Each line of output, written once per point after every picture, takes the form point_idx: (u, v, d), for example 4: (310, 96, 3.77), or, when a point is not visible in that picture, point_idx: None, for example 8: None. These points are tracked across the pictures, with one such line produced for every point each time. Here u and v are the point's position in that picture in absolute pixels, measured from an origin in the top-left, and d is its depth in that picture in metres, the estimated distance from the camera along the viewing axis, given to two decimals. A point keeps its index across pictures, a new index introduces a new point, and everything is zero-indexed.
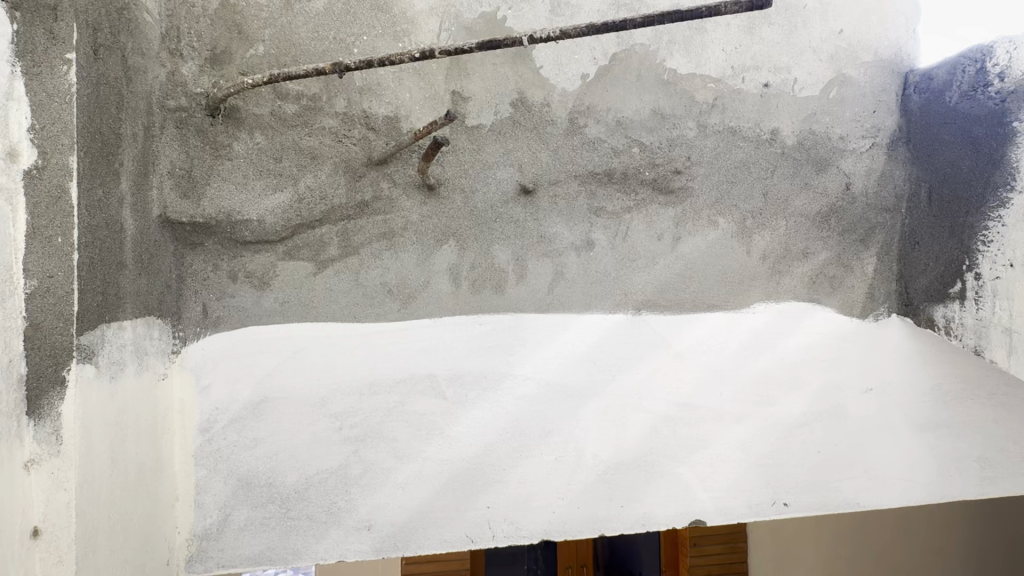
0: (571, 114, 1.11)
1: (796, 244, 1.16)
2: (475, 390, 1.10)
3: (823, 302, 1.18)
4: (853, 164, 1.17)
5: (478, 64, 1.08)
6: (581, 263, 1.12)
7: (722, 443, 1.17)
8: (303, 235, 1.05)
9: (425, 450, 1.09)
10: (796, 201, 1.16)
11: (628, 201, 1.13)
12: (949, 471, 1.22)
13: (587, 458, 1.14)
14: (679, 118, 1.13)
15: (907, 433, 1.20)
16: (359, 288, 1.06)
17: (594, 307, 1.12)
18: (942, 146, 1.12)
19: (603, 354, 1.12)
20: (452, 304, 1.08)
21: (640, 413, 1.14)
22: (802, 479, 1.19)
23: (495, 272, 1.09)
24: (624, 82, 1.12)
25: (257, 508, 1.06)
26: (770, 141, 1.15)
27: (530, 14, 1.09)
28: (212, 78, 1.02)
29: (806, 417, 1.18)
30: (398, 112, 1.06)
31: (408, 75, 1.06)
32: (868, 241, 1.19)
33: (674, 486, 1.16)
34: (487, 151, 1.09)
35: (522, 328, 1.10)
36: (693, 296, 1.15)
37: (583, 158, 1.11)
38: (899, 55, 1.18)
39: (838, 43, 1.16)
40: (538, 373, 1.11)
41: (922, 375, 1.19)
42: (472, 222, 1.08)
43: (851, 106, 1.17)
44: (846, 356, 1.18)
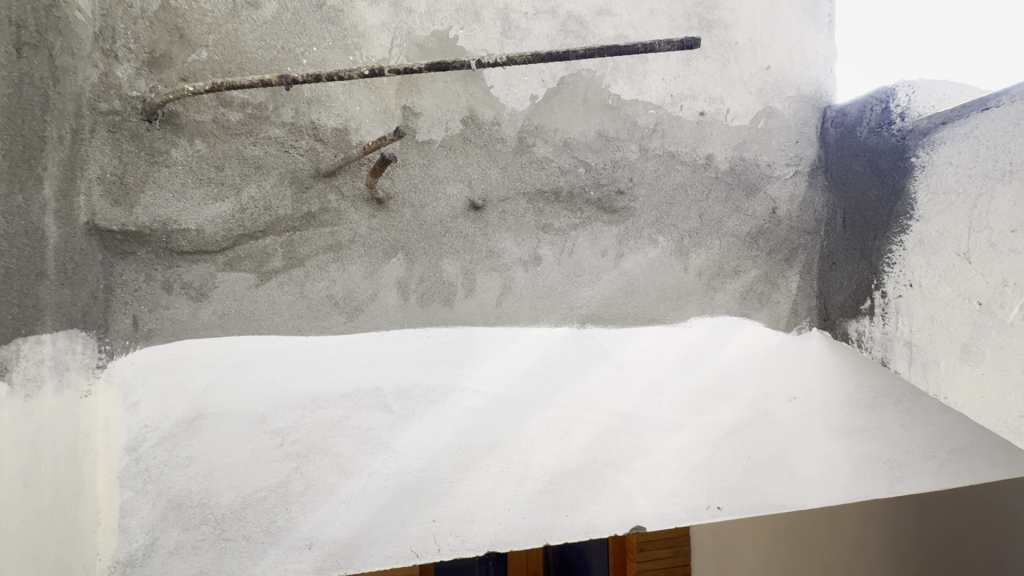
0: (520, 133, 1.14)
1: (728, 262, 1.25)
2: (422, 403, 1.10)
3: (753, 317, 1.26)
4: (779, 189, 1.27)
5: (430, 81, 1.10)
6: (529, 278, 1.15)
7: (661, 451, 1.22)
8: (245, 246, 1.02)
9: (370, 465, 1.08)
10: (728, 222, 1.24)
11: (574, 218, 1.17)
12: (862, 472, 1.33)
13: (533, 469, 1.16)
14: (623, 141, 1.19)
15: (826, 438, 1.30)
16: (303, 301, 1.05)
17: (540, 320, 1.15)
18: (854, 176, 1.23)
19: (549, 367, 1.16)
20: (400, 317, 1.09)
21: (585, 423, 1.18)
22: (733, 483, 1.27)
23: (444, 285, 1.11)
24: (571, 105, 1.17)
25: (188, 531, 1.01)
26: (705, 166, 1.22)
27: (482, 35, 1.13)
28: (150, 82, 0.98)
29: (737, 425, 1.26)
30: (348, 124, 1.06)
31: (359, 88, 1.07)
32: (792, 260, 1.29)
33: (616, 493, 1.21)
34: (437, 167, 1.10)
35: (470, 342, 1.12)
36: (635, 311, 1.20)
37: (531, 176, 1.15)
38: (818, 92, 1.30)
39: (765, 78, 1.26)
40: (485, 386, 1.13)
41: (838, 384, 1.30)
42: (422, 236, 1.09)
43: (776, 136, 1.27)
44: (772, 367, 1.27)
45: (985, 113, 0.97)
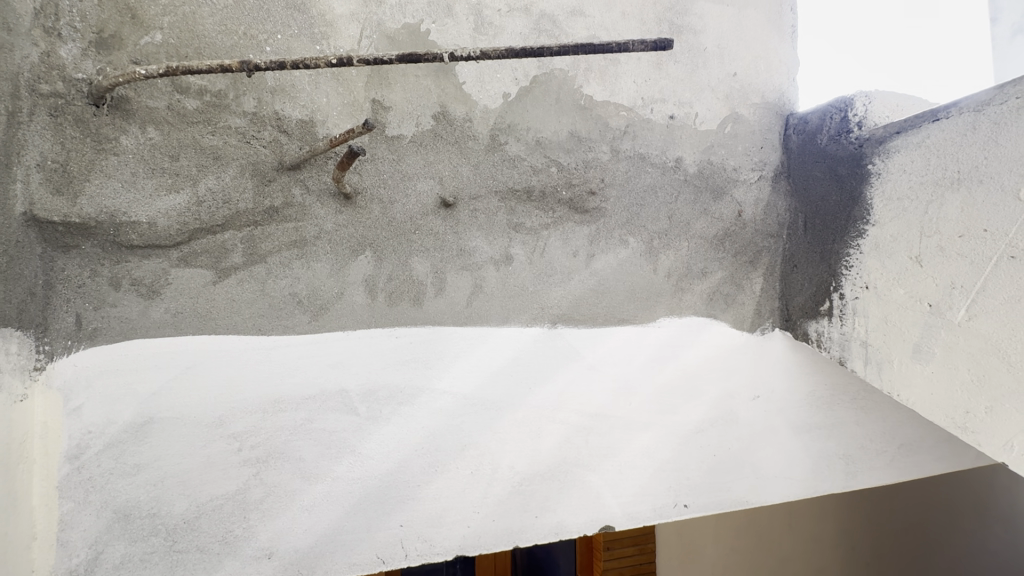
0: (493, 131, 1.13)
1: (696, 264, 1.27)
2: (389, 405, 1.07)
3: (719, 318, 1.29)
4: (744, 193, 1.30)
5: (400, 74, 1.07)
6: (500, 277, 1.14)
7: (630, 451, 1.23)
8: (201, 241, 0.97)
9: (334, 469, 1.04)
10: (696, 224, 1.26)
11: (546, 218, 1.16)
12: (820, 467, 1.38)
13: (503, 471, 1.15)
14: (595, 142, 1.19)
15: (787, 435, 1.34)
16: (264, 299, 1.00)
17: (511, 320, 1.14)
18: (814, 182, 1.27)
19: (519, 367, 1.15)
20: (367, 316, 1.05)
21: (555, 423, 1.17)
22: (699, 481, 1.29)
23: (413, 284, 1.08)
24: (543, 104, 1.16)
25: (136, 543, 0.95)
26: (674, 168, 1.24)
27: (454, 29, 1.11)
28: (98, 65, 0.92)
29: (703, 423, 1.28)
30: (314, 116, 1.03)
31: (326, 79, 1.03)
32: (756, 262, 1.32)
33: (586, 494, 1.21)
34: (407, 162, 1.08)
35: (440, 342, 1.10)
36: (605, 311, 1.20)
37: (503, 174, 1.13)
38: (782, 99, 1.34)
39: (732, 85, 1.29)
40: (455, 387, 1.11)
41: (798, 383, 1.34)
42: (391, 233, 1.06)
43: (742, 141, 1.30)
44: (737, 366, 1.30)
45: (936, 124, 1.01)
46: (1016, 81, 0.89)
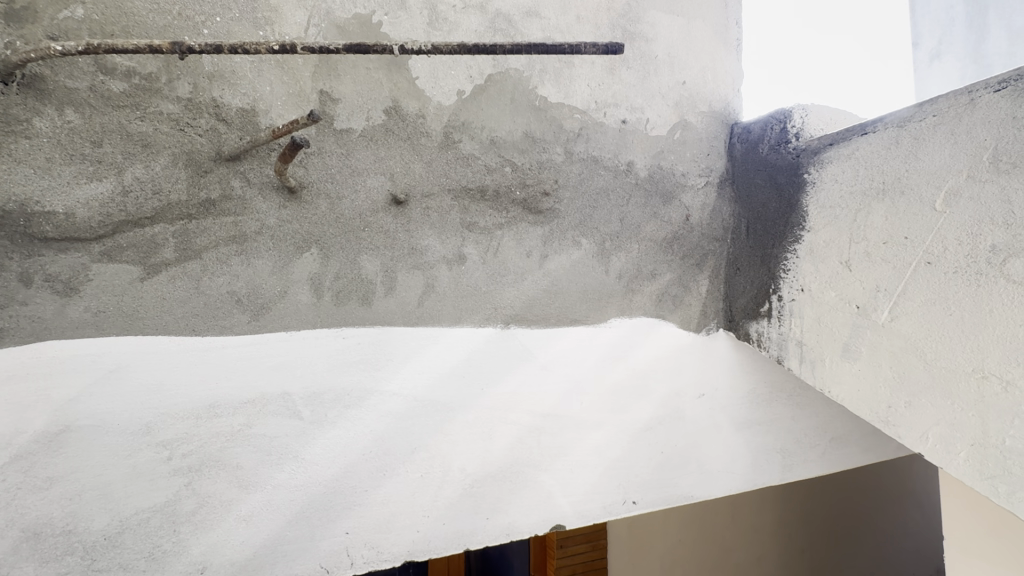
0: (446, 128, 1.11)
1: (646, 266, 1.30)
2: (335, 408, 1.03)
3: (667, 319, 1.33)
4: (692, 198, 1.34)
5: (350, 66, 1.04)
6: (452, 277, 1.12)
7: (581, 450, 1.24)
8: (128, 234, 0.90)
9: (275, 477, 0.99)
10: (647, 227, 1.29)
11: (500, 218, 1.16)
12: (759, 461, 1.44)
13: (453, 473, 1.13)
14: (549, 143, 1.20)
15: (729, 432, 1.40)
16: (198, 298, 0.94)
17: (463, 321, 1.13)
18: (756, 189, 1.33)
19: (472, 368, 1.13)
20: (312, 316, 1.01)
21: (507, 424, 1.17)
22: (647, 478, 1.32)
23: (362, 283, 1.04)
24: (498, 103, 1.15)
25: (48, 564, 0.87)
26: (626, 172, 1.27)
27: (407, 23, 1.08)
28: (7, 38, 0.83)
29: (651, 421, 1.31)
30: (256, 105, 0.97)
31: (270, 66, 0.98)
32: (702, 265, 1.37)
33: (537, 494, 1.21)
34: (357, 157, 1.04)
35: (389, 343, 1.07)
36: (558, 312, 1.21)
37: (457, 173, 1.12)
38: (728, 109, 1.39)
39: (681, 93, 1.33)
40: (405, 388, 1.08)
41: (740, 381, 1.40)
42: (339, 230, 1.02)
43: (690, 147, 1.34)
44: (683, 365, 1.34)
45: (864, 138, 1.08)
46: (932, 101, 0.95)
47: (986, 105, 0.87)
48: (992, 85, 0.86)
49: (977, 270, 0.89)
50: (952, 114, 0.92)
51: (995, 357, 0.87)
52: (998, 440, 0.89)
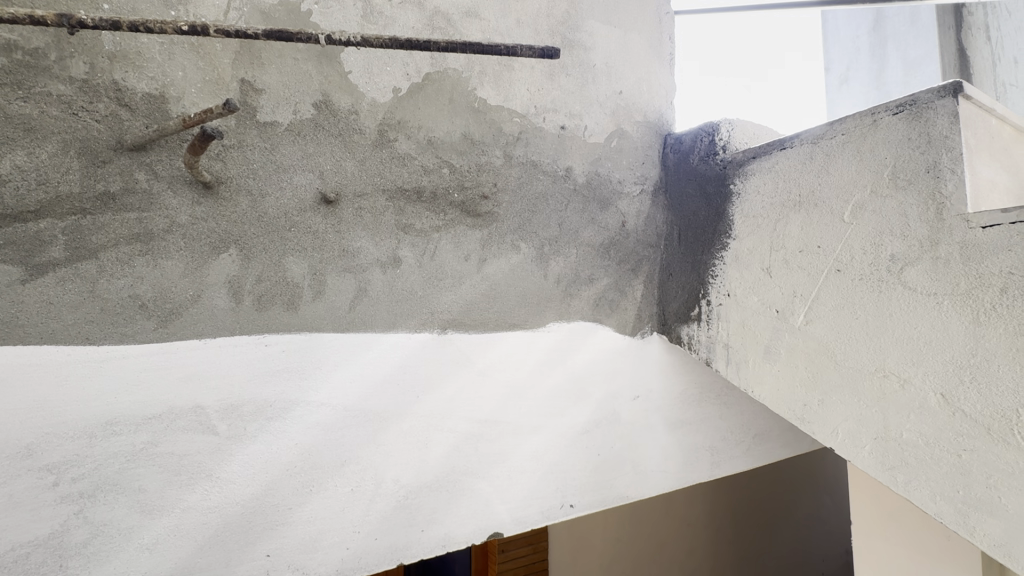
0: (381, 126, 1.07)
1: (584, 271, 1.31)
2: (256, 421, 0.96)
3: (604, 323, 1.35)
4: (628, 205, 1.37)
5: (276, 55, 0.98)
6: (386, 281, 1.08)
7: (519, 456, 1.24)
8: (5, 230, 0.79)
9: (185, 499, 0.91)
10: (584, 232, 1.31)
11: (437, 220, 1.13)
12: (690, 460, 1.50)
13: (386, 486, 1.09)
14: (488, 145, 1.18)
15: (662, 432, 1.45)
16: (92, 302, 0.84)
17: (398, 326, 1.09)
18: (687, 198, 1.38)
19: (407, 375, 1.10)
20: (230, 323, 0.93)
21: (443, 432, 1.14)
22: (584, 481, 1.33)
23: (288, 286, 0.98)
24: (436, 103, 1.13)
25: None
26: (565, 177, 1.28)
27: (339, 14, 1.03)
28: None
29: (587, 424, 1.33)
30: (166, 91, 0.89)
31: (182, 50, 0.90)
32: (638, 271, 1.41)
33: (474, 502, 1.19)
34: (283, 152, 0.98)
35: (317, 350, 1.01)
36: (496, 316, 1.20)
37: (392, 173, 1.08)
38: (662, 120, 1.44)
39: (618, 102, 1.37)
40: (334, 398, 1.02)
41: (671, 382, 1.46)
42: (260, 230, 0.95)
43: (627, 156, 1.37)
44: (619, 368, 1.37)
45: (782, 152, 1.15)
46: (842, 121, 1.03)
47: (886, 126, 0.95)
48: (891, 109, 0.94)
49: (879, 276, 0.96)
50: (858, 133, 1.00)
51: (894, 357, 0.95)
52: (896, 434, 0.96)
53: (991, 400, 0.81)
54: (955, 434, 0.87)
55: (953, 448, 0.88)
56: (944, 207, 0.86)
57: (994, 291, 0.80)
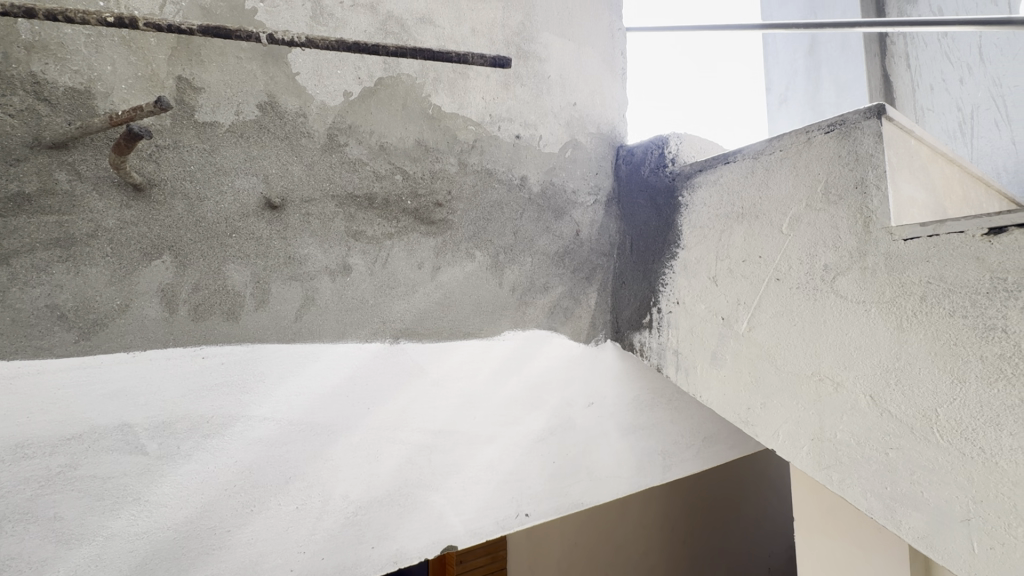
0: (330, 130, 1.04)
1: (538, 279, 1.32)
2: (190, 439, 0.90)
3: (559, 331, 1.36)
4: (582, 214, 1.40)
5: (217, 53, 0.93)
6: (335, 289, 1.04)
7: (473, 466, 1.23)
8: None
9: (108, 526, 0.84)
10: (539, 241, 1.32)
11: (390, 227, 1.10)
12: (643, 465, 1.53)
13: (335, 502, 1.05)
14: (442, 153, 1.17)
15: (615, 438, 1.47)
16: (1, 312, 0.76)
17: (348, 336, 1.05)
18: (639, 208, 1.42)
19: (357, 386, 1.06)
20: (163, 334, 0.87)
21: (395, 445, 1.12)
22: (539, 490, 1.33)
23: (228, 295, 0.93)
24: (389, 108, 1.11)
25: None
26: (519, 186, 1.28)
27: (287, 13, 1.00)
28: None
29: (542, 432, 1.33)
30: (92, 86, 0.83)
31: (111, 43, 0.85)
32: (592, 279, 1.43)
33: (427, 516, 1.17)
34: (223, 155, 0.93)
35: (259, 362, 0.96)
36: (451, 325, 1.18)
37: (341, 178, 1.05)
38: (615, 132, 1.48)
39: (572, 113, 1.39)
40: (278, 412, 0.98)
41: (624, 389, 1.48)
42: (197, 235, 0.90)
43: (581, 166, 1.40)
44: (573, 375, 1.39)
45: (726, 166, 1.20)
46: (780, 138, 1.08)
47: (819, 144, 1.01)
48: (823, 128, 1.00)
49: (814, 285, 1.02)
50: (794, 150, 1.06)
51: (829, 362, 1.00)
52: (831, 435, 1.01)
53: (913, 401, 0.87)
54: (883, 433, 0.93)
55: (882, 447, 0.93)
56: (871, 221, 0.92)
57: (915, 299, 0.86)
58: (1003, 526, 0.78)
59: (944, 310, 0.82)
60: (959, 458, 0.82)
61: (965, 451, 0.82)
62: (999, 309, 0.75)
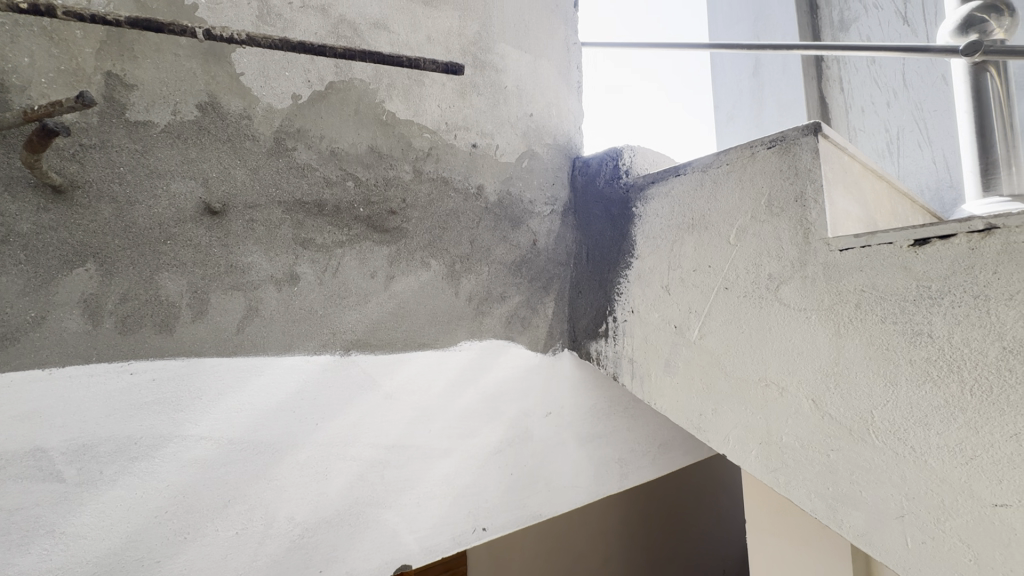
0: (277, 134, 1.00)
1: (495, 288, 1.31)
2: (115, 463, 0.83)
3: (516, 341, 1.35)
4: (538, 224, 1.40)
5: (153, 49, 0.88)
6: (281, 299, 0.99)
7: (427, 481, 1.19)
8: None
9: (15, 564, 0.75)
10: (496, 250, 1.31)
11: (340, 235, 1.06)
12: (600, 473, 1.53)
13: (279, 525, 0.99)
14: (396, 160, 1.15)
15: (572, 447, 1.47)
16: None
17: (295, 348, 1.00)
18: (594, 219, 1.44)
19: (304, 401, 1.01)
20: (84, 349, 0.80)
21: (345, 461, 1.07)
22: (497, 502, 1.31)
23: (161, 306, 0.87)
24: (340, 113, 1.08)
25: None
26: (475, 195, 1.27)
27: (231, 11, 0.96)
28: None
29: (499, 444, 1.31)
30: (6, 78, 0.76)
31: (30, 33, 0.78)
32: (549, 288, 1.43)
33: (380, 535, 1.12)
34: (158, 156, 0.87)
35: (196, 377, 0.90)
36: (405, 336, 1.15)
37: (288, 183, 1.00)
38: (571, 143, 1.49)
39: (529, 124, 1.40)
40: (216, 431, 0.92)
41: (581, 398, 1.49)
42: (127, 242, 0.84)
43: (537, 176, 1.40)
44: (531, 385, 1.38)
45: (677, 179, 1.24)
46: (726, 152, 1.13)
47: (762, 159, 1.05)
48: (766, 143, 1.05)
49: (759, 293, 1.06)
50: (739, 164, 1.10)
51: (774, 368, 1.03)
52: (777, 438, 1.04)
53: (852, 404, 0.91)
54: (824, 436, 0.96)
55: (824, 449, 0.96)
56: (810, 232, 0.97)
57: (851, 307, 0.90)
58: (933, 521, 0.82)
59: (877, 317, 0.86)
60: (894, 458, 0.86)
61: (898, 450, 0.86)
62: (926, 315, 0.80)
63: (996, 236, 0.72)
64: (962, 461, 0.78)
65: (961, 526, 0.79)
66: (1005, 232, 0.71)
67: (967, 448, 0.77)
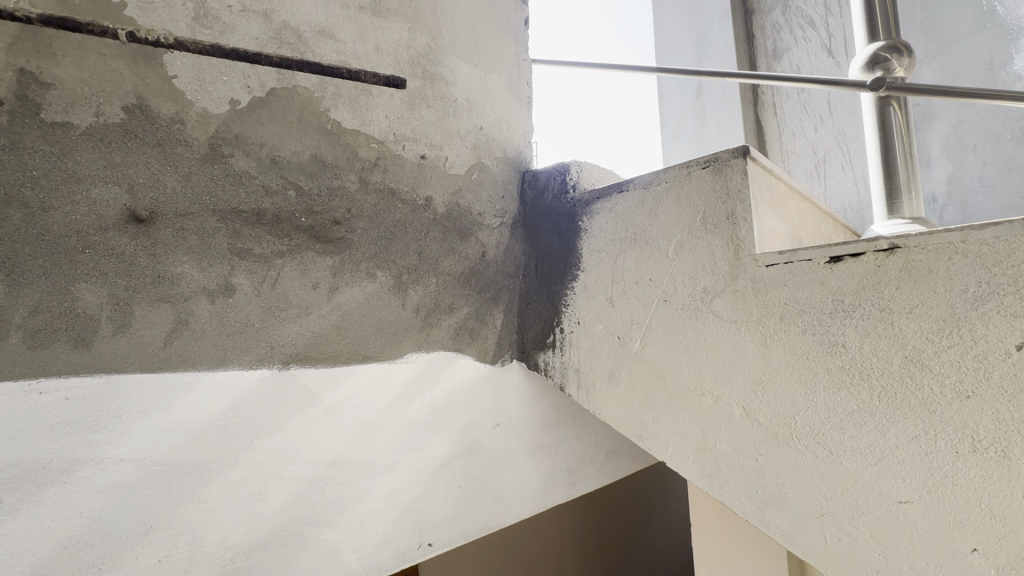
0: (213, 140, 0.96)
1: (443, 300, 1.31)
2: (19, 491, 0.76)
3: (464, 352, 1.35)
4: (487, 236, 1.41)
5: (74, 47, 0.83)
6: (215, 311, 0.95)
7: (371, 497, 1.16)
8: None
9: None
10: (444, 261, 1.31)
11: (280, 245, 1.03)
12: (548, 484, 1.54)
13: (208, 550, 0.94)
14: (341, 169, 1.13)
15: (520, 458, 1.48)
16: None
17: (229, 363, 0.96)
18: (543, 232, 1.47)
19: (237, 418, 0.97)
20: None
21: (282, 480, 1.03)
22: (443, 516, 1.30)
23: (78, 319, 0.82)
24: (282, 120, 1.05)
25: None
26: (424, 207, 1.27)
27: (164, 12, 0.92)
28: None
29: (445, 456, 1.30)
30: None
31: None
32: (498, 300, 1.44)
33: (319, 555, 1.08)
34: (77, 160, 0.82)
35: (116, 395, 0.84)
36: (349, 349, 1.12)
37: (224, 191, 0.97)
38: (521, 157, 1.52)
39: (478, 137, 1.41)
40: (137, 452, 0.86)
41: (529, 408, 1.50)
42: (39, 250, 0.78)
43: (487, 188, 1.41)
44: (479, 396, 1.38)
45: (620, 195, 1.28)
46: (665, 171, 1.18)
47: (697, 178, 1.11)
48: (701, 164, 1.10)
49: (696, 306, 1.11)
50: (677, 182, 1.15)
51: (709, 377, 1.08)
52: (712, 444, 1.08)
53: (777, 410, 0.97)
54: (753, 441, 1.01)
55: (753, 454, 1.02)
56: (740, 248, 1.02)
57: (776, 319, 0.96)
58: (847, 518, 0.88)
59: (799, 329, 0.92)
60: (814, 460, 0.92)
61: (817, 453, 0.92)
62: (841, 327, 0.87)
63: (899, 255, 0.80)
64: (872, 461, 0.85)
65: (871, 523, 0.85)
66: (905, 251, 0.79)
67: (877, 450, 0.84)
